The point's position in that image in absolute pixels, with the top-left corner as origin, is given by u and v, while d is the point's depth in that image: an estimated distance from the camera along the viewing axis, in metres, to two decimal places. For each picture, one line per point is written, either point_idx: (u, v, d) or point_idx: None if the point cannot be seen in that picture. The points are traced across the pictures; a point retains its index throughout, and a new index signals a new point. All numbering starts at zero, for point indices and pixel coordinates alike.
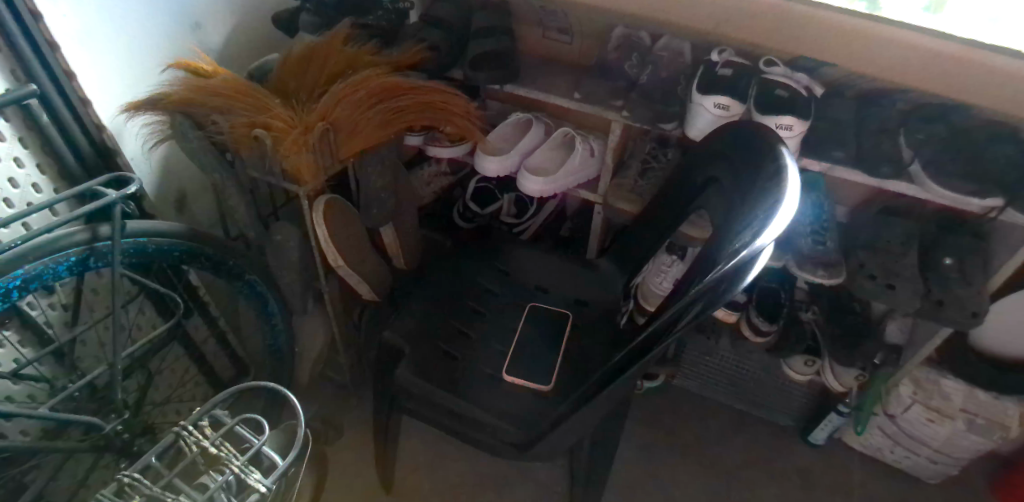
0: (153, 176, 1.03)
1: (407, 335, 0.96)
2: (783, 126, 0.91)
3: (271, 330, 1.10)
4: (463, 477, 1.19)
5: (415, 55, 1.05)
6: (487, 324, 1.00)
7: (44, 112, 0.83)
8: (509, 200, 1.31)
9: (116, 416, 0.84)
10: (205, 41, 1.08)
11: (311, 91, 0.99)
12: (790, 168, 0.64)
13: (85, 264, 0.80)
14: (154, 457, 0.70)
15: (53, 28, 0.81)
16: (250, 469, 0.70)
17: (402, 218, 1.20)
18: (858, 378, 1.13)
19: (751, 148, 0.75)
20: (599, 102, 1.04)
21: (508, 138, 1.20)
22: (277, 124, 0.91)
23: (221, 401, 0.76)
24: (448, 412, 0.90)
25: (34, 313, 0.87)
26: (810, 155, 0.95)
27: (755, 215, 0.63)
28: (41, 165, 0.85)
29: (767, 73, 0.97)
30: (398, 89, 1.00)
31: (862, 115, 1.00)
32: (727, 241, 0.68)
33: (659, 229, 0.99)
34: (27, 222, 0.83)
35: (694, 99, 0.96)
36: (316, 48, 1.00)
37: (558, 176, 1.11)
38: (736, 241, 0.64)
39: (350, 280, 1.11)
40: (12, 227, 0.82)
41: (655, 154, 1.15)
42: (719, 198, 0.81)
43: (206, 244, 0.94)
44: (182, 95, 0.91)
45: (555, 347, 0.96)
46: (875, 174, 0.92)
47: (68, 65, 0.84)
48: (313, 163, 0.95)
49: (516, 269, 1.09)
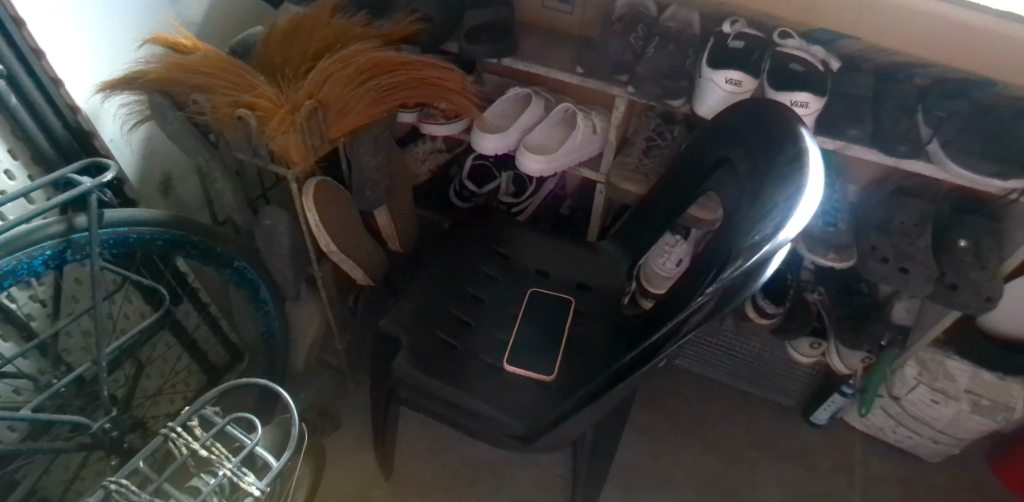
0: (134, 158, 0.98)
1: (404, 324, 0.92)
2: (798, 103, 0.86)
3: (264, 316, 1.07)
4: (463, 461, 1.18)
5: (407, 27, 0.99)
6: (487, 311, 0.97)
7: (12, 94, 0.77)
8: (508, 178, 1.26)
9: (105, 413, 0.81)
10: (184, 14, 1.02)
11: (297, 66, 0.93)
12: (810, 151, 0.60)
13: (63, 257, 0.75)
14: (143, 461, 0.67)
15: (17, 3, 0.75)
16: (244, 471, 0.68)
17: (396, 199, 1.16)
18: (864, 360, 1.11)
19: (766, 127, 0.70)
20: (603, 77, 0.98)
21: (506, 114, 1.15)
22: (262, 103, 0.86)
23: (210, 400, 0.74)
24: (447, 404, 0.87)
25: (14, 306, 0.83)
26: (825, 133, 0.90)
27: (772, 206, 0.59)
28: (13, 150, 0.80)
29: (781, 46, 0.91)
30: (390, 64, 0.94)
31: (879, 90, 0.95)
32: (742, 231, 0.64)
33: (665, 212, 0.95)
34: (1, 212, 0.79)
35: (704, 74, 0.90)
36: (300, 21, 0.94)
37: (560, 153, 1.07)
38: (753, 233, 0.60)
39: (344, 265, 1.08)
40: None
41: (662, 131, 1.10)
42: (730, 181, 0.77)
43: (191, 232, 0.90)
44: (160, 73, 0.85)
45: (557, 334, 0.93)
46: (893, 153, 0.88)
47: (35, 42, 0.78)
48: (302, 143, 0.90)
49: (516, 253, 1.06)
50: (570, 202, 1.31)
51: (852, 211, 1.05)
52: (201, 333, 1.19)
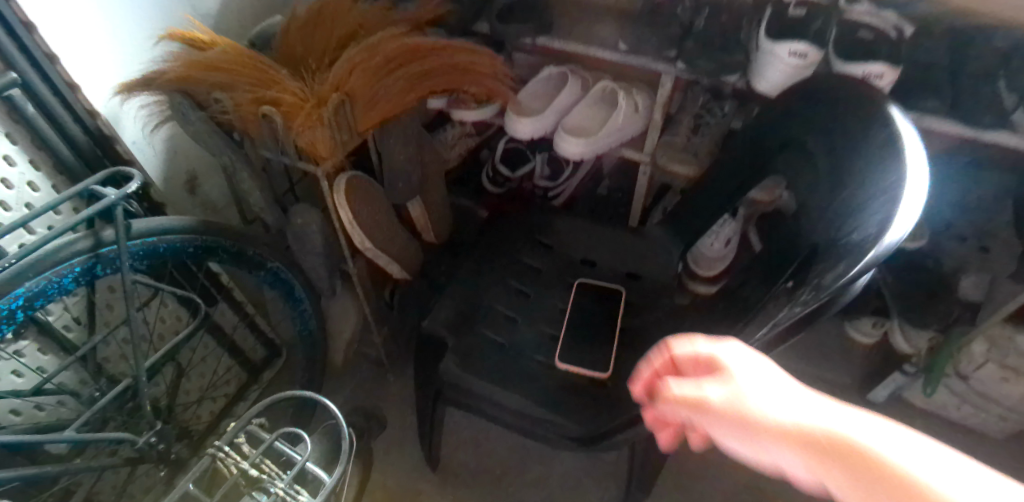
0: (158, 160, 0.95)
1: (450, 326, 0.88)
2: (872, 75, 0.78)
3: (300, 316, 1.05)
4: (509, 453, 1.16)
5: (436, 9, 0.92)
6: (533, 307, 0.93)
7: (30, 103, 0.73)
8: (543, 161, 1.21)
9: (150, 427, 0.80)
10: (198, 5, 0.96)
11: (321, 56, 0.87)
12: (904, 133, 0.55)
13: (93, 273, 0.73)
14: (192, 482, 0.65)
15: (24, 4, 0.70)
16: (296, 489, 0.66)
17: (429, 189, 1.12)
18: (930, 344, 1.06)
19: (841, 106, 0.64)
20: (649, 53, 0.90)
21: (541, 95, 1.08)
22: (287, 99, 0.81)
23: (255, 413, 0.71)
24: (498, 407, 0.85)
25: (51, 318, 0.81)
26: (899, 107, 0.82)
27: (866, 201, 0.54)
28: (35, 161, 0.77)
29: (849, 12, 0.83)
30: (419, 50, 0.88)
31: (957, 57, 0.86)
32: (830, 225, 0.60)
33: (719, 198, 0.88)
34: (31, 225, 0.77)
35: (762, 47, 0.82)
36: (323, 9, 0.88)
37: (601, 137, 1.00)
38: (846, 231, 0.55)
39: (380, 261, 1.05)
40: (15, 233, 0.75)
41: (711, 108, 1.02)
42: (799, 162, 0.72)
43: (222, 236, 0.87)
44: (178, 71, 0.80)
45: (612, 329, 0.89)
46: (976, 126, 0.80)
47: (49, 46, 0.73)
48: (330, 139, 0.86)
49: (559, 242, 1.00)
50: (607, 183, 1.24)
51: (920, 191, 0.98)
52: (238, 331, 1.18)
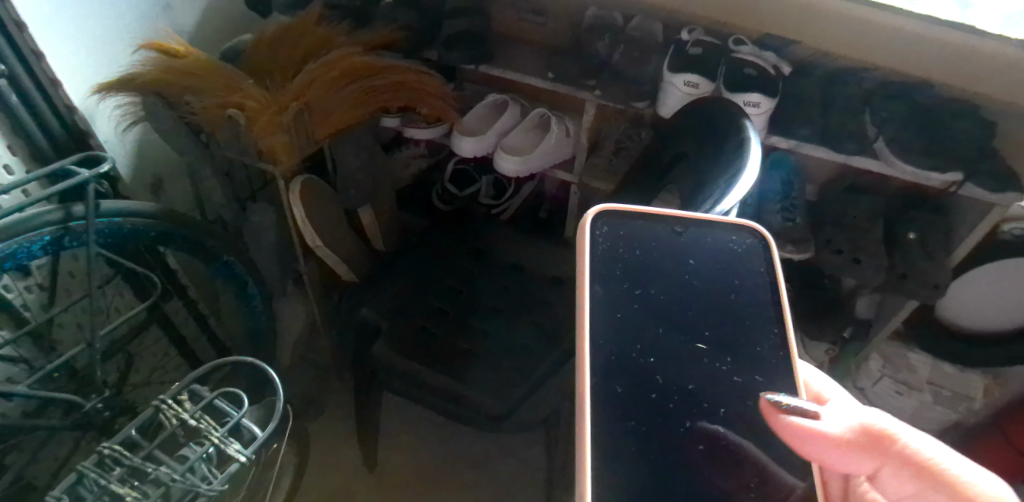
0: (128, 158, 1.02)
1: (384, 313, 1.02)
2: (749, 104, 0.92)
3: (251, 312, 1.10)
4: (440, 435, 1.25)
5: (390, 35, 1.04)
6: (464, 301, 1.04)
7: (14, 94, 0.82)
8: (488, 182, 1.34)
9: (97, 394, 0.88)
10: (176, 21, 1.08)
11: (283, 72, 0.99)
12: (752, 141, 0.69)
13: (60, 244, 0.80)
14: (134, 429, 0.74)
15: (39, 38, 0.84)
16: (229, 440, 0.73)
17: (380, 199, 1.20)
18: (828, 352, 1.21)
19: (710, 120, 0.79)
20: (572, 82, 1.03)
21: (484, 119, 1.20)
22: (250, 104, 0.91)
23: (195, 376, 0.80)
24: (432, 391, 0.96)
25: (11, 296, 0.85)
26: (780, 133, 0.97)
27: (713, 186, 0.69)
28: (13, 147, 0.84)
29: (736, 52, 0.97)
30: (373, 68, 1.00)
31: (830, 93, 1.01)
32: (698, 195, 0.72)
33: (641, 183, 0.93)
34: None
35: (665, 78, 0.96)
36: (288, 28, 1.00)
37: (535, 157, 1.12)
38: (698, 206, 0.69)
39: (328, 261, 1.10)
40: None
41: (632, 135, 1.16)
42: (685, 173, 0.83)
43: (181, 226, 0.94)
44: (153, 76, 0.90)
45: (539, 324, 1.02)
46: (841, 149, 0.95)
47: (53, 73, 0.86)
48: (289, 143, 0.96)
49: (492, 248, 1.13)
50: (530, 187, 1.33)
51: (777, 197, 1.11)
52: (189, 330, 1.18)
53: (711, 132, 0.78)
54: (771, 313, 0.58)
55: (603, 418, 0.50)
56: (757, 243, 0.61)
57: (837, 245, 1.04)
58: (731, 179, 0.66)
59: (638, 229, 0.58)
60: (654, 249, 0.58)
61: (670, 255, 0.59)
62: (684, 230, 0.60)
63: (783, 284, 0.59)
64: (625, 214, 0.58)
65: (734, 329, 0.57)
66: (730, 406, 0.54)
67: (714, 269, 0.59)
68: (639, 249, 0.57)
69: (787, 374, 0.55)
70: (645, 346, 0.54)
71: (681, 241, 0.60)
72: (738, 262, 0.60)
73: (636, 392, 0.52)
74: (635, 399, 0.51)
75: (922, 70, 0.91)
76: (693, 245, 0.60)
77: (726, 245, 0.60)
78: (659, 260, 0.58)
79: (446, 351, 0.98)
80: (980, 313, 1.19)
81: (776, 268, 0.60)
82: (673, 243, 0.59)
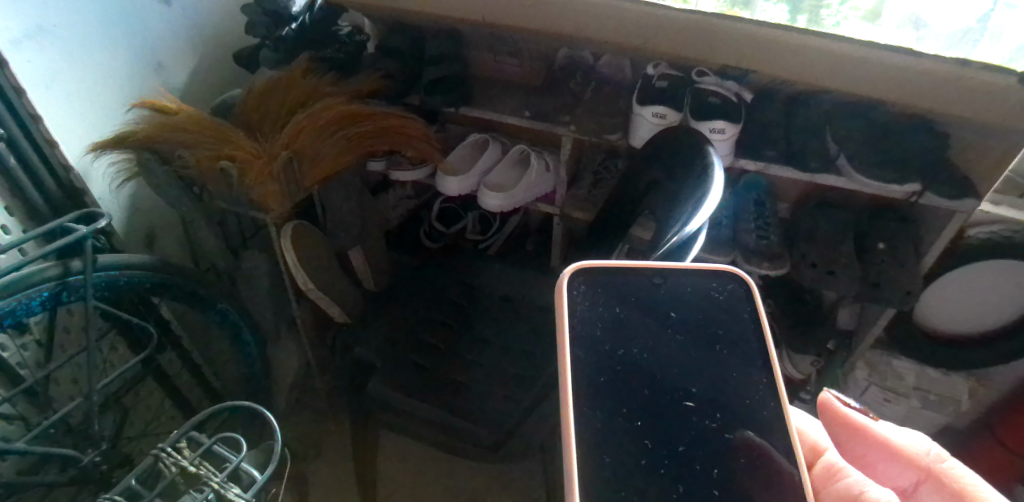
0: (122, 213, 1.05)
1: (378, 350, 1.03)
2: (716, 130, 0.98)
3: (246, 357, 1.11)
4: (439, 471, 1.25)
5: (372, 84, 1.10)
6: (456, 334, 1.07)
7: (12, 156, 0.85)
8: (474, 218, 1.37)
9: (94, 448, 0.88)
10: (168, 81, 1.13)
11: (272, 124, 1.03)
12: (716, 166, 0.74)
13: (58, 299, 0.82)
14: (133, 480, 0.74)
15: (36, 102, 0.88)
16: (229, 485, 0.73)
17: (369, 241, 1.23)
18: (813, 364, 1.25)
19: (678, 147, 0.84)
20: (548, 119, 1.08)
21: (466, 159, 1.25)
22: (242, 156, 0.95)
23: (194, 423, 0.80)
24: (430, 424, 0.97)
25: (7, 354, 0.86)
26: (747, 155, 1.03)
27: (682, 210, 0.74)
28: (9, 207, 0.87)
29: (700, 83, 1.04)
30: (358, 116, 1.05)
31: (790, 117, 1.08)
32: (670, 219, 0.76)
33: (620, 209, 0.98)
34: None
35: (635, 110, 1.02)
36: (275, 82, 1.05)
37: (514, 193, 1.16)
38: (669, 229, 0.73)
39: (321, 303, 1.12)
40: None
41: (607, 165, 1.23)
42: (658, 198, 0.87)
43: (176, 275, 0.96)
44: (147, 133, 0.94)
45: (529, 353, 1.05)
46: (806, 168, 1.00)
47: (50, 134, 0.90)
48: (279, 192, 0.99)
49: (481, 281, 1.16)
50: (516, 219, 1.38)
51: (750, 216, 1.17)
52: (184, 380, 1.18)
53: (680, 158, 0.83)
54: (758, 344, 0.60)
55: (587, 431, 0.53)
56: (738, 287, 0.63)
57: (811, 259, 1.09)
58: (698, 202, 0.70)
59: (617, 284, 0.60)
60: (635, 302, 0.60)
61: (651, 307, 0.61)
62: (663, 280, 0.62)
63: (766, 325, 0.60)
64: (598, 270, 0.60)
65: (720, 360, 0.60)
66: (722, 421, 0.57)
67: (697, 316, 0.61)
68: (619, 305, 0.59)
69: (762, 380, 0.59)
70: (625, 376, 0.56)
71: (661, 292, 0.62)
72: (721, 308, 0.62)
73: (625, 408, 0.55)
74: (619, 414, 0.54)
75: (877, 92, 0.95)
76: (670, 296, 0.62)
77: (704, 292, 0.62)
78: (641, 312, 0.60)
79: (441, 385, 0.99)
80: (952, 316, 1.24)
81: (759, 311, 0.61)
82: (654, 295, 0.61)
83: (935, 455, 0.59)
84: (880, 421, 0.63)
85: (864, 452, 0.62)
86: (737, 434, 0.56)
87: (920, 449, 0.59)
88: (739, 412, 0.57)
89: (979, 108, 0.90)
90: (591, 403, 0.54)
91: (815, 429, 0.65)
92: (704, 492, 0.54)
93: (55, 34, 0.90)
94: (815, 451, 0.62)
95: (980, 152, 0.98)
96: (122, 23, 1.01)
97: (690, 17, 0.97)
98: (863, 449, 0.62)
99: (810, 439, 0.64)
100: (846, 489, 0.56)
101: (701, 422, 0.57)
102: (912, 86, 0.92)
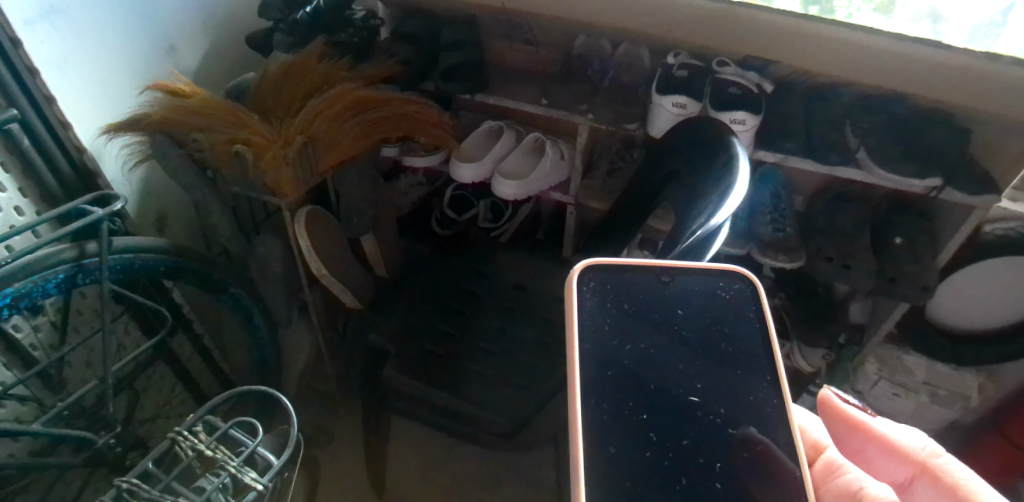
0: (134, 196, 1.05)
1: (391, 336, 1.03)
2: (736, 121, 0.97)
3: (257, 342, 1.11)
4: (446, 457, 1.26)
5: (388, 69, 1.08)
6: (468, 323, 1.06)
7: (26, 137, 0.84)
8: (485, 206, 1.37)
9: (108, 431, 0.88)
10: (181, 63, 1.12)
11: (287, 108, 1.02)
12: (740, 156, 0.72)
13: (73, 281, 0.82)
14: (150, 463, 0.74)
15: (50, 83, 0.87)
16: (246, 469, 0.73)
17: (382, 227, 1.22)
18: (825, 357, 1.25)
19: (700, 138, 0.83)
20: (566, 107, 1.07)
21: (480, 146, 1.24)
22: (256, 140, 0.94)
23: (211, 408, 0.80)
24: (442, 411, 0.97)
25: (21, 335, 0.85)
26: (767, 148, 1.02)
27: (705, 202, 0.73)
28: (24, 188, 0.86)
29: (720, 73, 1.03)
30: (373, 101, 1.03)
31: (810, 110, 1.07)
32: (693, 210, 0.75)
33: (637, 200, 0.96)
34: (11, 244, 0.84)
35: (654, 100, 1.01)
36: (290, 66, 1.04)
37: (530, 181, 1.15)
38: (693, 221, 0.71)
39: (334, 289, 1.11)
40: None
41: (623, 155, 1.22)
42: (678, 188, 0.86)
43: (189, 259, 0.95)
44: (162, 115, 0.93)
45: (542, 342, 1.04)
46: (825, 162, 0.99)
47: (64, 115, 0.89)
48: (294, 177, 0.98)
49: (494, 269, 1.15)
50: (529, 207, 1.37)
51: (766, 210, 1.16)
52: (194, 364, 1.18)
53: (701, 149, 0.82)
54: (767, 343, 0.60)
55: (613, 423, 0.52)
56: (746, 288, 0.62)
57: (827, 253, 1.08)
58: (723, 194, 0.69)
59: (625, 282, 0.59)
60: (641, 302, 0.59)
61: (658, 307, 0.59)
62: (670, 279, 0.60)
63: (771, 326, 0.60)
64: (607, 267, 0.58)
65: (744, 351, 0.59)
66: (728, 415, 0.57)
67: (703, 317, 0.60)
68: (627, 303, 0.58)
69: (769, 378, 0.58)
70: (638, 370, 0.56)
71: (669, 291, 0.60)
72: (726, 307, 0.61)
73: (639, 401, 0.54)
74: (631, 407, 0.54)
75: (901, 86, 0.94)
76: (681, 293, 0.60)
77: (710, 288, 0.61)
78: (646, 310, 0.59)
79: (454, 372, 0.99)
80: (964, 312, 1.23)
81: (764, 312, 0.60)
82: (661, 292, 0.60)
83: (934, 452, 0.58)
84: (879, 417, 0.62)
85: (861, 446, 0.62)
86: (740, 428, 0.56)
87: (917, 445, 0.59)
88: (755, 406, 0.57)
89: (1005, 103, 0.88)
90: (618, 397, 0.54)
91: (816, 426, 0.64)
92: (707, 484, 0.54)
93: (69, 14, 0.88)
94: (816, 449, 0.62)
95: (1002, 149, 0.97)
96: (135, 4, 1.00)
97: (708, 5, 0.95)
98: (862, 444, 0.62)
99: (811, 436, 0.63)
100: (846, 487, 0.55)
101: (711, 418, 0.57)
102: (935, 78, 0.91)
